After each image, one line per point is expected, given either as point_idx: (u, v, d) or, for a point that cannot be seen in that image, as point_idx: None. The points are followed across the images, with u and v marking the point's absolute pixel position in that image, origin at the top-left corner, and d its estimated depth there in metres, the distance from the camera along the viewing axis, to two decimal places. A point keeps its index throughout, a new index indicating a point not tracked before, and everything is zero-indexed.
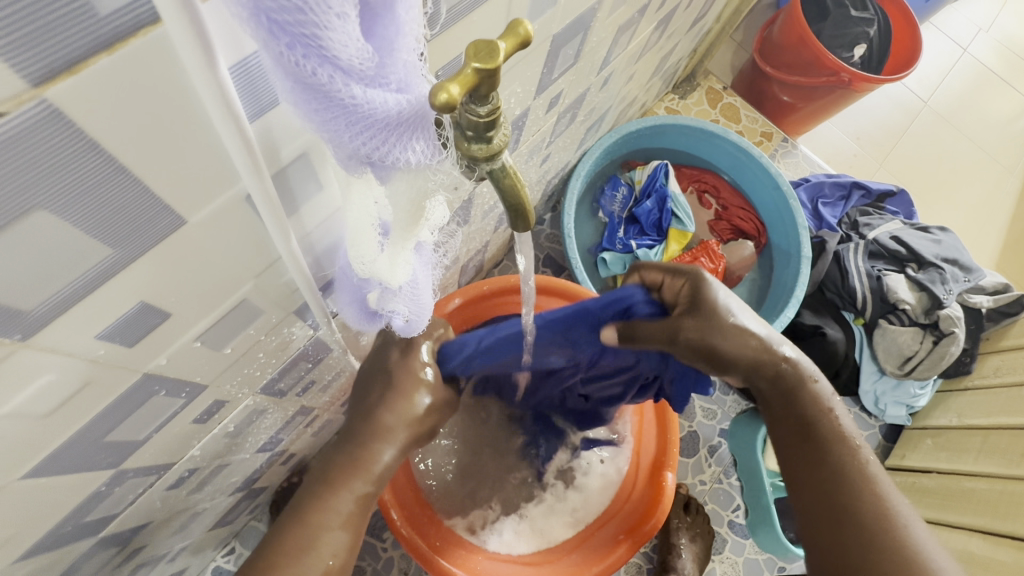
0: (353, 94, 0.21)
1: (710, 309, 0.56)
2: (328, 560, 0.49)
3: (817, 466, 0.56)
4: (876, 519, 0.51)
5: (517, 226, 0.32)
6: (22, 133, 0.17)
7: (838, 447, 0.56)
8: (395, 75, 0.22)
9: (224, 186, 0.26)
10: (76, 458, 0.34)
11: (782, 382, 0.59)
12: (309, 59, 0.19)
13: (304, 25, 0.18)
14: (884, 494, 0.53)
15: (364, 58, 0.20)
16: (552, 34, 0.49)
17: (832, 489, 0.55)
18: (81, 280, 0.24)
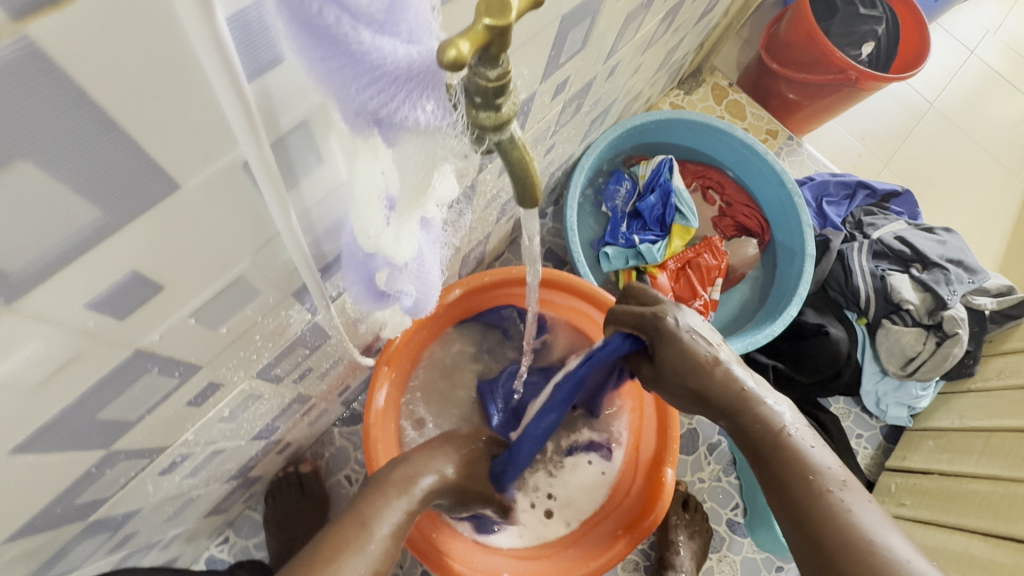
0: (361, 39, 0.20)
1: (677, 344, 0.61)
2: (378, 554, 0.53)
3: (780, 500, 0.55)
4: (843, 548, 0.49)
5: (524, 203, 0.31)
6: (3, 72, 0.16)
7: (795, 477, 0.55)
8: (406, 25, 0.21)
9: (222, 150, 0.25)
10: (66, 436, 0.33)
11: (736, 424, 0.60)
12: None
13: None
14: (852, 519, 0.50)
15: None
16: (561, 15, 0.48)
17: (798, 521, 0.53)
18: (69, 243, 0.23)
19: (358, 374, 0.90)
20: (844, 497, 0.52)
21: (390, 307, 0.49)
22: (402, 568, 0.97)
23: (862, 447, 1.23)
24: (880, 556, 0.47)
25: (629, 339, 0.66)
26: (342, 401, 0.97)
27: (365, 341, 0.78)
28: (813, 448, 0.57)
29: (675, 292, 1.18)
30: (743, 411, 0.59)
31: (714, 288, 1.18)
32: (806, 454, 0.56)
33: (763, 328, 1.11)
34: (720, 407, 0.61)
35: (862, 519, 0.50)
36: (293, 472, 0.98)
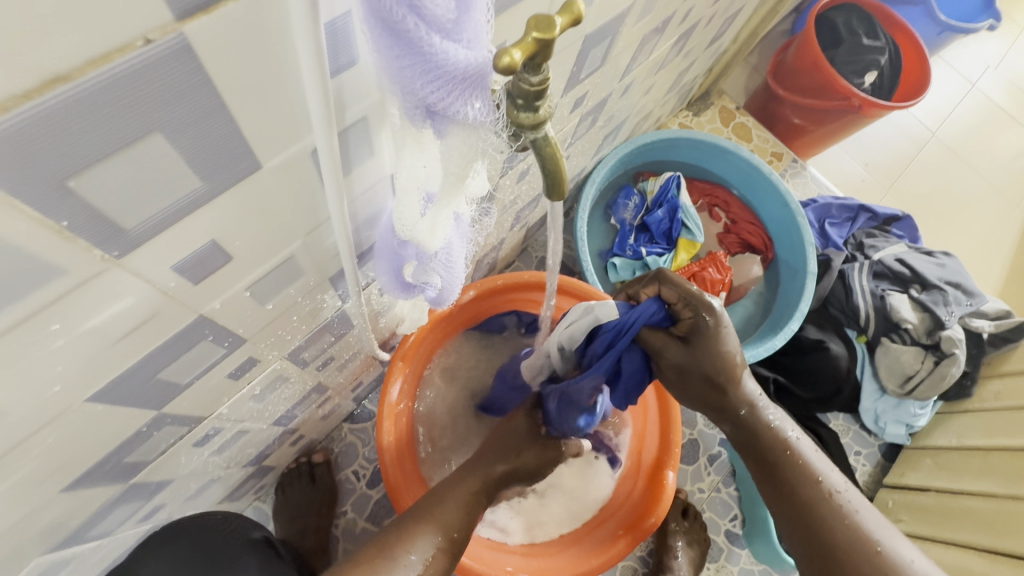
0: (432, 42, 0.24)
1: (707, 339, 0.58)
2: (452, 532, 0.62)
3: (789, 504, 0.59)
4: (854, 550, 0.54)
5: (552, 195, 0.35)
6: (160, 60, 0.20)
7: (806, 482, 0.59)
8: (467, 31, 0.25)
9: (297, 137, 0.29)
10: (132, 390, 0.37)
11: (744, 432, 0.63)
12: (397, 5, 0.23)
13: None
14: (858, 521, 0.56)
15: (445, 10, 0.23)
16: (584, 34, 0.52)
17: (807, 523, 0.57)
18: (172, 209, 0.27)
19: (372, 370, 0.94)
20: (849, 500, 0.57)
21: (414, 297, 0.52)
22: None
23: (861, 464, 1.25)
24: (886, 556, 0.53)
25: (664, 309, 0.59)
26: (354, 397, 1.00)
27: (383, 336, 0.81)
28: (816, 456, 0.61)
29: None
30: (756, 417, 0.62)
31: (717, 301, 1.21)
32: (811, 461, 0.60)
33: (765, 341, 1.14)
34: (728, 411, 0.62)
35: (867, 520, 0.56)
36: (305, 463, 1.01)
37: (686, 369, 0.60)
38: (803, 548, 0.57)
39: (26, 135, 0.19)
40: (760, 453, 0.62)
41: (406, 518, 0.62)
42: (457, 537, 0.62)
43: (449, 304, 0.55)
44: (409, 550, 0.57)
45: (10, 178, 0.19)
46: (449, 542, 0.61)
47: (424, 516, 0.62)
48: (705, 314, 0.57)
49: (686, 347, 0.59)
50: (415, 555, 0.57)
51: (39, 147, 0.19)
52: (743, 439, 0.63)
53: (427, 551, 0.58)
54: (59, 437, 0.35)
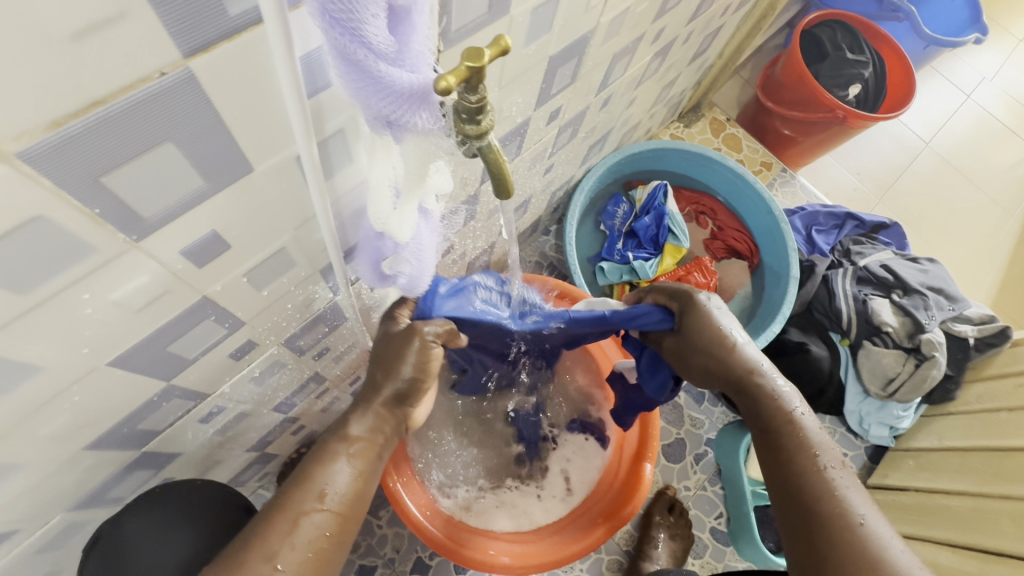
0: (379, 68, 0.30)
1: (699, 320, 0.66)
2: (323, 488, 0.52)
3: (783, 470, 0.61)
4: (836, 518, 0.56)
5: (500, 195, 0.41)
6: (171, 88, 0.27)
7: (803, 452, 0.61)
8: (408, 59, 0.32)
9: (282, 146, 0.36)
10: (146, 359, 0.44)
11: (747, 396, 0.66)
12: (351, 43, 0.29)
13: (350, 19, 0.28)
14: (844, 495, 0.57)
15: (387, 43, 0.30)
16: (548, 54, 0.58)
17: (795, 487, 0.60)
18: (179, 203, 0.33)
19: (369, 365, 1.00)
20: (841, 476, 0.59)
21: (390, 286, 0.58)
22: (398, 552, 1.09)
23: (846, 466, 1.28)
24: (864, 529, 0.55)
25: (663, 313, 0.70)
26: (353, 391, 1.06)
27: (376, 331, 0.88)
28: (816, 432, 0.63)
29: None
30: (757, 382, 0.65)
31: None
32: (814, 439, 0.62)
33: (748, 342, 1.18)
34: (733, 383, 0.66)
35: (854, 499, 0.57)
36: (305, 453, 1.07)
37: (683, 361, 0.69)
38: (786, 511, 0.60)
39: (69, 143, 0.25)
40: (764, 423, 0.65)
41: (285, 484, 0.53)
42: (328, 491, 0.52)
43: (422, 289, 0.61)
44: (282, 533, 0.49)
45: (59, 176, 0.26)
46: (339, 511, 0.52)
47: (301, 481, 0.53)
48: (690, 301, 0.68)
49: (678, 342, 0.69)
50: (291, 538, 0.49)
51: (77, 152, 0.26)
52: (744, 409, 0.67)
53: (307, 530, 0.50)
54: (85, 396, 0.42)
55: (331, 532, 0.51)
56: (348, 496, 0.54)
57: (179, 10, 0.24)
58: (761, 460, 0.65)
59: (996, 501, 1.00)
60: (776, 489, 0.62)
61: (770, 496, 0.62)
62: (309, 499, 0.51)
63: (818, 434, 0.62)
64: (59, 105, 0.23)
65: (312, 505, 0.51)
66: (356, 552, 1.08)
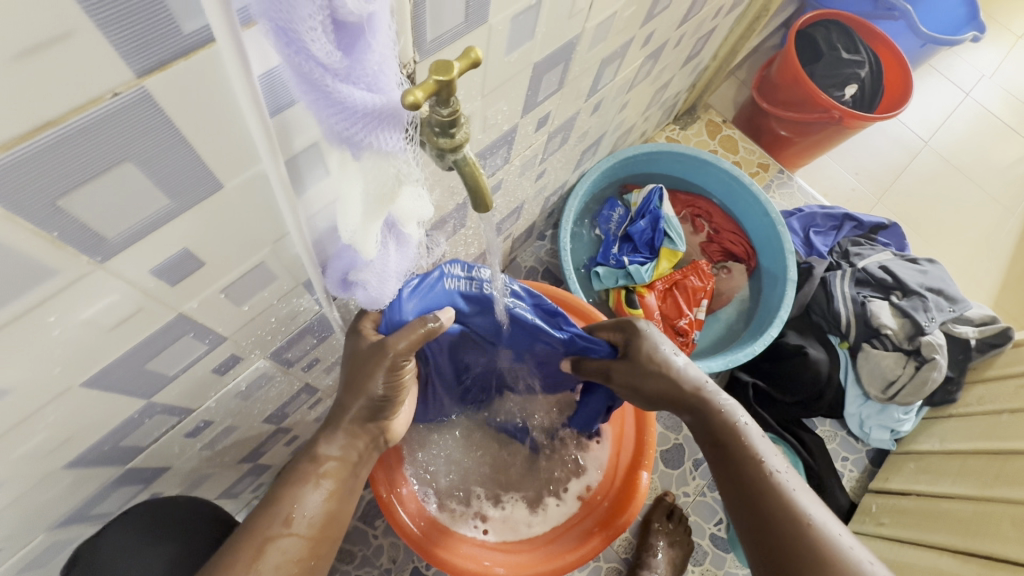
0: (328, 83, 0.30)
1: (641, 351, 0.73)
2: (292, 513, 0.53)
3: (735, 482, 0.64)
4: (787, 523, 0.58)
5: (478, 208, 0.40)
6: (126, 107, 0.26)
7: (750, 461, 0.63)
8: (365, 77, 0.31)
9: (250, 163, 0.35)
10: (123, 378, 0.43)
11: (695, 412, 0.69)
12: (300, 57, 0.28)
13: (295, 36, 0.27)
14: (793, 499, 0.59)
15: (337, 60, 0.29)
16: (533, 62, 0.58)
17: (749, 498, 0.62)
18: (145, 223, 0.32)
19: None
20: (788, 480, 0.61)
21: (354, 295, 0.57)
22: (394, 563, 1.08)
23: (848, 470, 1.27)
24: (814, 530, 0.57)
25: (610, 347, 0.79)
26: None
27: None
28: (760, 440, 0.66)
29: (662, 310, 1.26)
30: (701, 398, 0.69)
31: (700, 308, 1.26)
32: (758, 449, 0.64)
33: (746, 347, 1.17)
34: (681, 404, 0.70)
35: (802, 501, 0.59)
36: None
37: (636, 386, 0.73)
38: (746, 523, 0.61)
39: (20, 167, 0.24)
40: (712, 437, 0.68)
41: (255, 509, 0.54)
42: (295, 517, 0.53)
43: (387, 300, 0.60)
44: (247, 559, 0.50)
45: (11, 200, 0.25)
46: (308, 535, 0.54)
47: (271, 505, 0.53)
48: (634, 332, 0.75)
49: (628, 368, 0.74)
50: (257, 563, 0.50)
51: (30, 175, 0.25)
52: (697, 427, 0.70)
53: (273, 555, 0.51)
54: (60, 416, 0.41)
55: (297, 557, 0.52)
56: (317, 520, 0.55)
57: (128, 29, 0.24)
58: (714, 472, 0.67)
59: (996, 504, 0.98)
60: (732, 502, 0.64)
61: (727, 507, 0.64)
62: (274, 522, 0.52)
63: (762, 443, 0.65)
64: (3, 129, 0.23)
65: (279, 530, 0.52)
66: (352, 562, 1.07)
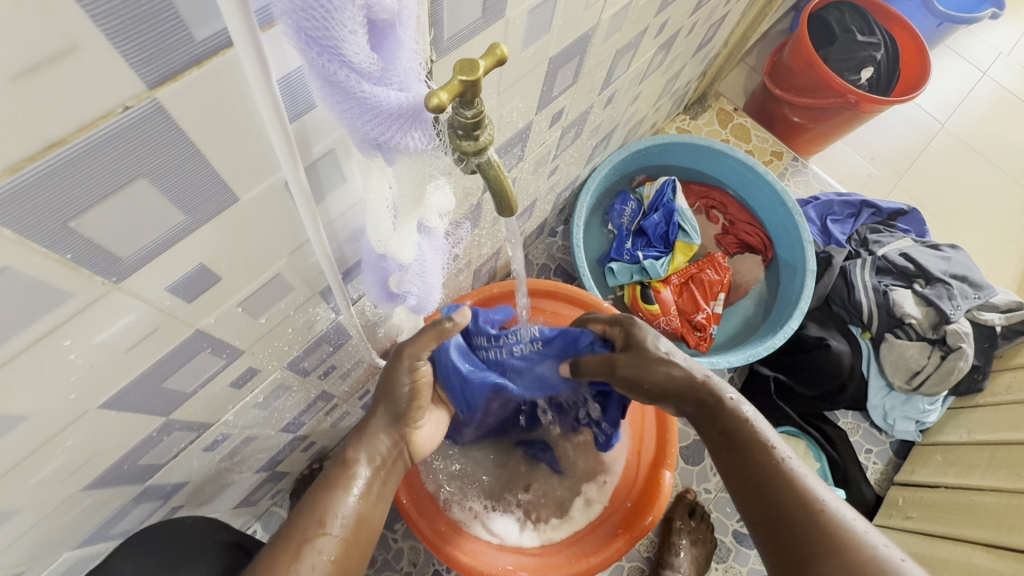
0: (363, 89, 0.29)
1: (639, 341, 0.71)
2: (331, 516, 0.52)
3: (746, 476, 0.61)
4: (803, 517, 0.55)
5: (503, 212, 0.39)
6: (139, 122, 0.25)
7: (762, 450, 0.61)
8: (397, 77, 0.30)
9: (267, 172, 0.33)
10: (140, 398, 0.42)
11: (708, 404, 0.66)
12: (331, 63, 0.27)
13: (328, 38, 0.26)
14: (806, 486, 0.57)
15: (370, 63, 0.28)
16: (549, 56, 0.56)
17: (761, 492, 0.59)
18: (161, 240, 0.31)
19: (378, 378, 0.97)
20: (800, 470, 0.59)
21: (397, 305, 0.56)
22: (414, 566, 1.08)
23: (872, 462, 1.25)
24: (831, 520, 0.54)
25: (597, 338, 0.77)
26: (362, 404, 1.04)
27: (383, 345, 0.86)
28: (772, 433, 0.63)
29: (678, 305, 1.24)
30: (710, 387, 0.66)
31: (717, 302, 1.24)
32: (766, 442, 0.62)
33: (766, 340, 1.14)
34: (695, 402, 0.67)
35: (817, 489, 0.57)
36: (316, 469, 1.06)
37: (644, 376, 0.68)
38: (761, 520, 0.58)
39: (32, 189, 0.23)
40: (723, 431, 0.65)
41: (289, 516, 0.53)
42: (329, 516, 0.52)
43: (435, 307, 0.60)
44: (286, 561, 0.48)
45: (22, 225, 0.24)
46: (343, 536, 0.52)
47: (305, 508, 0.53)
48: (631, 326, 0.72)
49: (635, 356, 0.69)
50: (296, 566, 0.48)
51: (43, 197, 0.24)
52: (705, 424, 0.67)
53: (311, 557, 0.49)
54: (79, 439, 0.40)
55: (335, 558, 0.51)
56: (350, 521, 0.53)
57: (140, 39, 0.22)
58: (722, 468, 0.65)
59: None
60: (745, 496, 0.61)
61: (739, 503, 0.61)
62: (310, 523, 0.51)
63: (770, 434, 0.63)
64: (12, 149, 0.21)
65: (316, 530, 0.51)
66: (372, 567, 1.06)
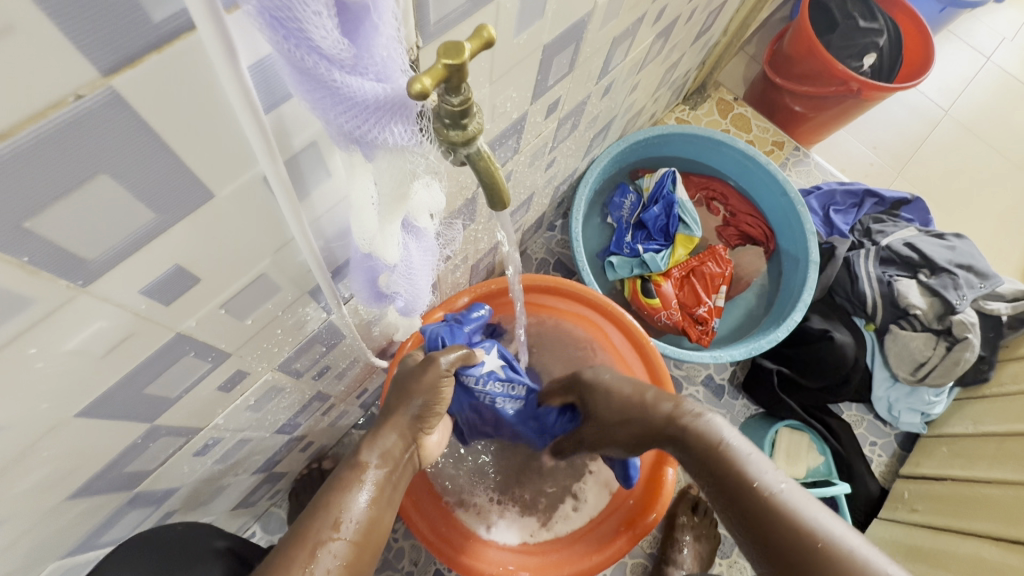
0: (335, 78, 0.27)
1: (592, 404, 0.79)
2: (342, 518, 0.51)
3: (733, 506, 0.60)
4: (792, 548, 0.54)
5: (494, 206, 0.37)
6: (93, 112, 0.23)
7: (744, 485, 0.60)
8: (373, 66, 0.28)
9: (244, 167, 0.31)
10: (121, 405, 0.40)
11: (678, 440, 0.68)
12: (299, 49, 0.25)
13: (293, 20, 0.24)
14: (797, 516, 0.55)
15: (341, 49, 0.26)
16: (543, 43, 0.54)
17: (751, 524, 0.58)
18: (131, 239, 0.29)
19: (376, 377, 0.95)
20: (782, 493, 0.58)
21: (386, 304, 0.54)
22: (416, 566, 1.06)
23: (876, 455, 1.24)
24: (820, 545, 0.53)
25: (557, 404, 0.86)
26: (361, 403, 1.03)
27: (379, 344, 0.84)
28: (750, 455, 0.62)
29: (679, 299, 1.21)
30: (678, 425, 0.69)
31: (718, 295, 1.22)
32: (745, 466, 0.61)
33: (769, 333, 1.12)
34: (672, 437, 0.69)
35: (802, 511, 0.56)
36: (315, 469, 1.05)
37: (607, 438, 0.78)
38: (756, 551, 0.58)
39: None
40: (702, 461, 0.65)
41: (300, 518, 0.51)
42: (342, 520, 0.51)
43: (424, 310, 0.59)
44: (300, 565, 0.46)
45: None
46: (355, 541, 0.50)
47: (318, 509, 0.51)
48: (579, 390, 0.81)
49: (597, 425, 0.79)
50: (310, 570, 0.46)
51: None
52: (684, 455, 0.68)
53: (324, 561, 0.48)
54: (57, 449, 0.38)
55: (347, 562, 0.49)
56: (362, 525, 0.52)
57: (88, 20, 0.20)
58: (710, 496, 0.65)
59: None
60: (742, 531, 0.59)
61: (733, 532, 0.61)
62: (325, 526, 0.50)
63: (746, 456, 0.62)
64: None
65: (329, 534, 0.49)
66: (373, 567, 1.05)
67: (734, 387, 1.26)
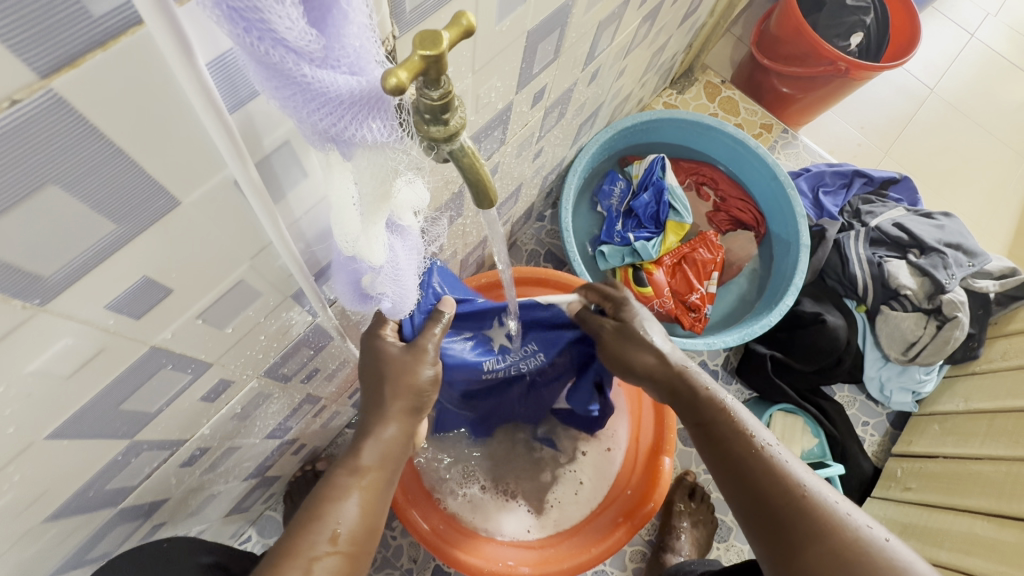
0: (304, 72, 0.25)
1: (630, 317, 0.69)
2: (335, 527, 0.50)
3: (726, 463, 0.61)
4: (782, 501, 0.56)
5: (481, 205, 0.35)
6: (30, 118, 0.21)
7: (738, 437, 0.61)
8: (345, 58, 0.26)
9: (212, 170, 0.29)
10: (96, 423, 0.38)
11: (683, 394, 0.66)
12: (263, 42, 0.23)
13: (253, 11, 0.22)
14: (786, 469, 0.58)
15: (309, 40, 0.24)
16: (526, 30, 0.51)
17: (744, 478, 0.59)
18: (90, 253, 0.27)
19: None
20: (777, 453, 0.60)
21: (372, 307, 0.53)
22: (415, 563, 1.06)
23: (869, 435, 1.25)
24: (810, 499, 0.55)
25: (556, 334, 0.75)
26: (353, 403, 1.01)
27: None
28: (748, 416, 0.64)
29: (672, 287, 1.21)
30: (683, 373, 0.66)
31: (710, 281, 1.21)
32: (744, 423, 0.62)
33: (762, 317, 1.12)
34: (670, 390, 0.67)
35: (794, 468, 0.58)
36: (310, 471, 1.03)
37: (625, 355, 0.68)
38: (745, 505, 0.59)
39: None
40: (699, 415, 0.65)
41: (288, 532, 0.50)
42: (339, 533, 0.50)
43: (411, 309, 0.58)
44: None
45: None
46: (350, 552, 0.50)
47: (311, 522, 0.50)
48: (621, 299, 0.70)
49: (620, 333, 0.68)
50: None
51: None
52: (681, 403, 0.66)
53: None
54: (28, 472, 0.37)
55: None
56: (359, 534, 0.51)
57: (19, 17, 0.18)
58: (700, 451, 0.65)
59: None
60: (730, 481, 0.60)
61: (720, 489, 0.62)
62: (320, 542, 0.49)
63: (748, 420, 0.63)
64: None
65: (324, 549, 0.48)
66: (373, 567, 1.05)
67: (727, 372, 1.26)
